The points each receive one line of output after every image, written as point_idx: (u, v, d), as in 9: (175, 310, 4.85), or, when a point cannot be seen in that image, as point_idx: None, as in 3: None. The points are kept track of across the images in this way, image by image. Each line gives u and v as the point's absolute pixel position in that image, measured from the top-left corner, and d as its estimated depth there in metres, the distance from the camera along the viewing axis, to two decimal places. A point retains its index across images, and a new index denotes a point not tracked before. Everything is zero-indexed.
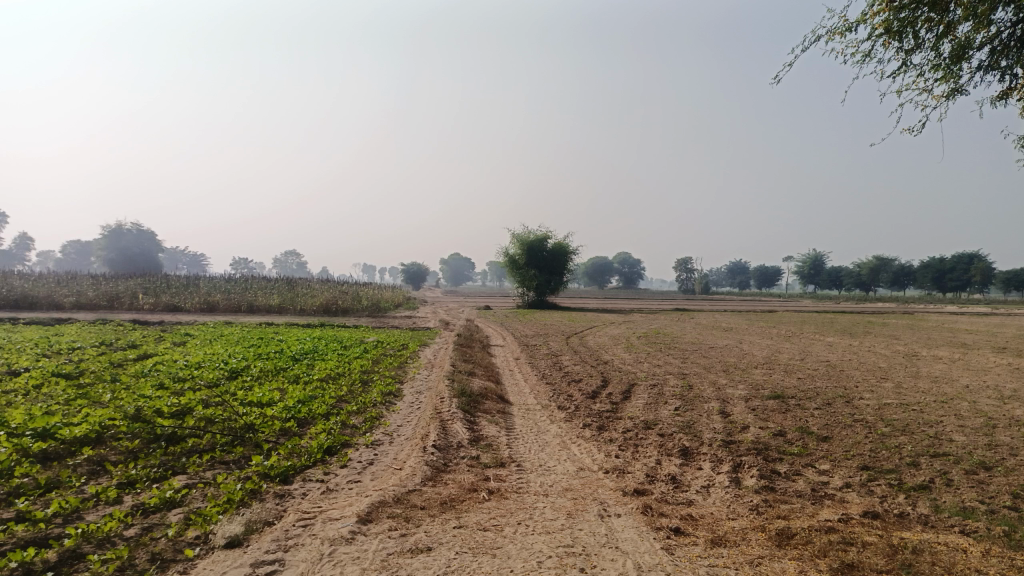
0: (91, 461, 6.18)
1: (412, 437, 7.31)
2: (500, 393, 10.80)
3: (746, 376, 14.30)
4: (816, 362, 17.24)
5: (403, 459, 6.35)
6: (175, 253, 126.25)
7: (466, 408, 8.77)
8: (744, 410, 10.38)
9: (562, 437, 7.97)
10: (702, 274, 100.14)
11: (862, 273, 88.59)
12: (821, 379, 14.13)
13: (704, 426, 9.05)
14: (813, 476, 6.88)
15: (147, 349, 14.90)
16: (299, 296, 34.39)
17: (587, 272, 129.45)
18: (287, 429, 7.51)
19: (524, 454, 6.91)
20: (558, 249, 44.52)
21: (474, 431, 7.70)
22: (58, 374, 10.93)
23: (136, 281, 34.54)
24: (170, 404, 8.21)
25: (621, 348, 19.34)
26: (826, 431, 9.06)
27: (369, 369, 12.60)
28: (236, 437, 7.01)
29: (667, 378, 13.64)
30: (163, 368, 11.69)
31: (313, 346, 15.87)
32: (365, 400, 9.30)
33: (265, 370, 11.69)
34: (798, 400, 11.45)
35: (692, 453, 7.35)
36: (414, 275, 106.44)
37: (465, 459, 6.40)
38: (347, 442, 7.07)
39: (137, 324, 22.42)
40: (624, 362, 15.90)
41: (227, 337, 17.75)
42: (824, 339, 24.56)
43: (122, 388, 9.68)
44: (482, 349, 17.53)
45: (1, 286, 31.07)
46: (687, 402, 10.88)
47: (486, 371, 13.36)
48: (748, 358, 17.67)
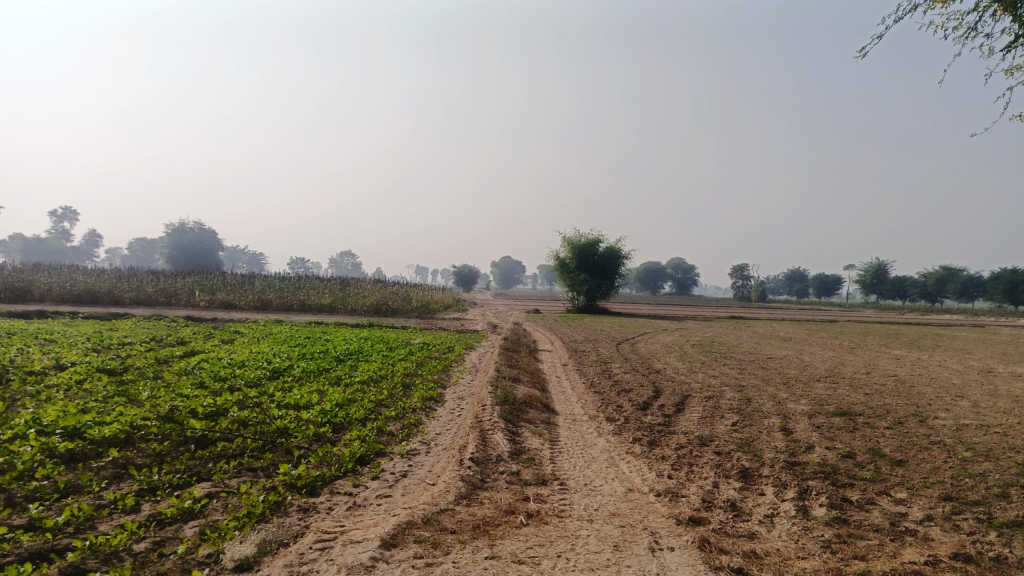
0: (116, 464, 5.94)
1: (450, 448, 6.89)
2: (545, 401, 10.33)
3: (808, 390, 13.47)
4: (883, 377, 16.23)
5: (437, 473, 5.93)
6: (234, 251, 129.31)
7: (508, 417, 8.33)
8: (808, 428, 9.67)
9: (610, 453, 7.44)
10: (758, 281, 97.66)
11: (928, 284, 85.13)
12: (889, 396, 13.21)
13: (764, 445, 8.40)
14: (890, 507, 6.20)
15: (195, 345, 14.90)
16: (350, 296, 34.50)
17: (639, 277, 127.70)
18: (321, 435, 7.18)
19: (567, 471, 6.43)
20: (610, 253, 43.72)
21: (515, 443, 7.24)
22: (102, 369, 10.90)
23: (193, 278, 35.20)
24: (205, 404, 7.99)
25: (674, 357, 18.68)
26: (900, 455, 8.30)
27: (412, 372, 12.27)
28: (267, 442, 6.70)
29: (723, 389, 12.93)
30: (206, 366, 11.57)
31: (357, 347, 15.66)
32: (405, 404, 8.95)
33: (307, 371, 11.46)
34: (866, 418, 10.64)
35: (752, 476, 6.75)
36: (466, 277, 106.59)
37: (503, 474, 5.95)
38: (382, 451, 6.70)
39: (189, 320, 22.69)
40: (677, 372, 15.24)
41: (275, 336, 17.73)
42: (890, 352, 23.35)
43: (161, 386, 9.54)
44: (530, 354, 17.04)
45: (66, 281, 32.04)
46: (745, 417, 10.20)
47: (532, 377, 12.91)
48: (809, 370, 16.75)
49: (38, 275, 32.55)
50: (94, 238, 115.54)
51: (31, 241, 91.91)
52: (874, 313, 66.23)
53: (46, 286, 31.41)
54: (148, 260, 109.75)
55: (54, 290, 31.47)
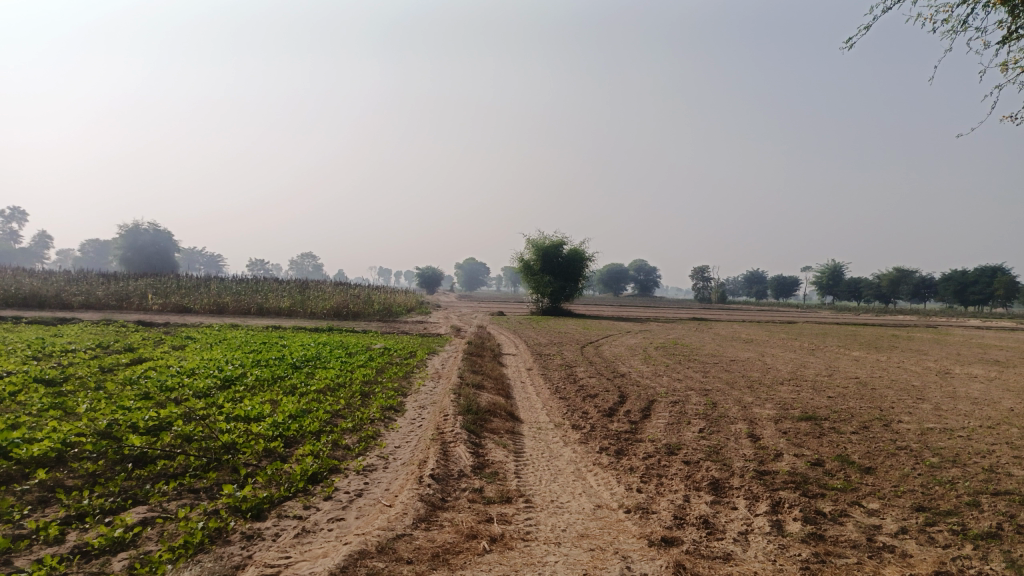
0: (44, 487, 5.45)
1: (409, 463, 6.54)
2: (509, 408, 10.01)
3: (773, 393, 13.38)
4: (845, 379, 16.27)
5: (394, 492, 5.58)
6: (191, 253, 126.45)
7: (471, 427, 8.00)
8: (776, 434, 9.52)
9: (577, 464, 7.17)
10: (719, 282, 98.81)
11: (883, 285, 87.01)
12: (853, 399, 13.18)
13: (733, 452, 8.21)
14: (863, 519, 6.03)
15: (143, 352, 14.24)
16: (310, 298, 33.82)
17: (602, 278, 128.21)
18: (272, 450, 6.77)
19: (533, 486, 6.12)
20: (574, 255, 43.65)
21: (477, 456, 6.91)
22: (41, 379, 10.28)
23: (146, 281, 34.09)
24: (148, 418, 7.49)
25: (638, 360, 18.51)
26: (869, 462, 8.19)
27: (371, 380, 11.85)
28: (212, 459, 6.27)
29: (688, 394, 12.77)
30: (154, 374, 11.02)
31: (315, 352, 15.17)
32: (362, 415, 8.57)
33: (261, 379, 10.97)
34: (832, 422, 10.55)
35: (723, 488, 6.53)
36: (429, 279, 105.81)
37: (466, 492, 5.63)
38: (337, 468, 6.32)
39: (140, 325, 21.89)
40: (642, 376, 15.08)
41: (229, 341, 17.09)
42: (850, 354, 23.55)
43: (103, 397, 8.98)
44: (493, 359, 16.72)
45: (10, 284, 30.74)
46: (712, 423, 10.03)
47: (495, 383, 12.60)
48: (773, 373, 16.73)
49: None
50: (43, 240, 111.96)
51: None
52: (832, 314, 67.39)
53: None
54: (101, 262, 106.73)
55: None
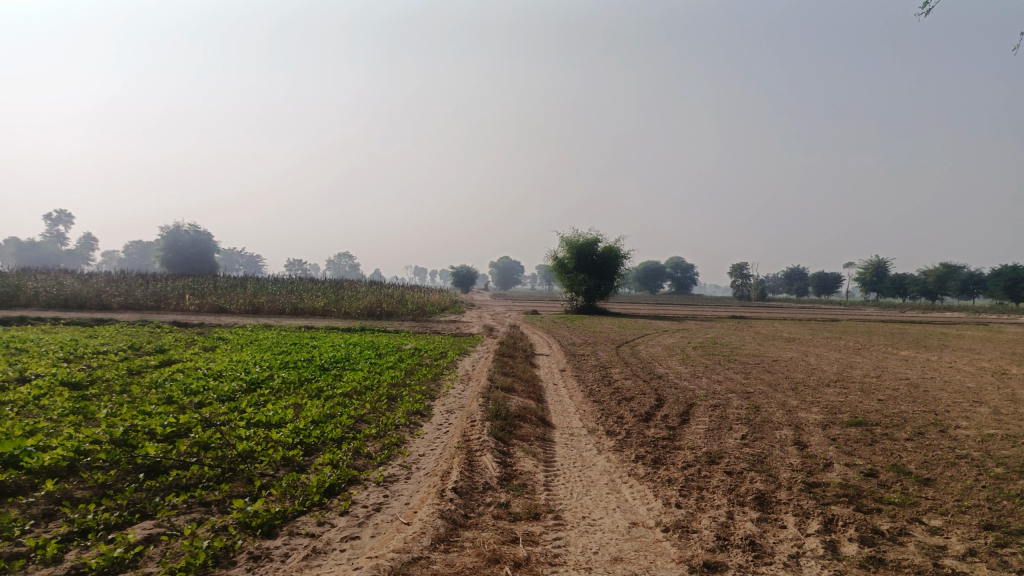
0: (51, 499, 5.19)
1: (432, 474, 6.19)
2: (540, 413, 9.61)
3: (818, 396, 12.74)
4: (895, 381, 15.49)
5: (413, 507, 5.23)
6: (230, 253, 128.39)
7: (499, 434, 7.63)
8: (824, 441, 8.96)
9: (610, 475, 6.74)
10: (758, 279, 96.88)
11: (928, 281, 84.43)
12: (905, 403, 12.47)
13: (778, 462, 7.70)
14: (926, 539, 5.50)
15: (173, 354, 14.16)
16: (344, 298, 33.83)
17: (637, 276, 126.75)
18: (290, 459, 6.48)
19: (563, 500, 5.72)
20: (609, 252, 42.93)
21: (504, 466, 6.54)
22: (67, 382, 10.18)
23: (184, 281, 34.49)
24: (166, 424, 7.26)
25: (676, 360, 17.95)
26: (927, 472, 7.60)
27: (399, 382, 11.54)
28: (227, 469, 6.00)
29: (728, 397, 12.21)
30: (181, 377, 10.87)
31: (344, 353, 14.93)
32: (387, 420, 8.26)
33: (287, 382, 10.74)
34: (884, 428, 9.93)
35: (769, 503, 6.05)
36: (464, 278, 105.73)
37: (490, 508, 5.26)
38: (356, 479, 5.99)
39: (175, 326, 21.99)
40: (680, 377, 14.54)
41: (260, 342, 16.98)
42: (898, 353, 22.62)
43: (126, 401, 8.81)
44: (525, 360, 16.33)
45: (53, 286, 31.35)
46: (755, 428, 9.50)
47: (527, 386, 12.22)
48: (817, 374, 16.02)
49: (24, 279, 31.89)
50: (88, 242, 114.68)
51: (25, 246, 91.27)
52: (874, 311, 65.56)
53: (32, 291, 30.76)
54: (144, 264, 108.97)
55: (40, 294, 30.80)
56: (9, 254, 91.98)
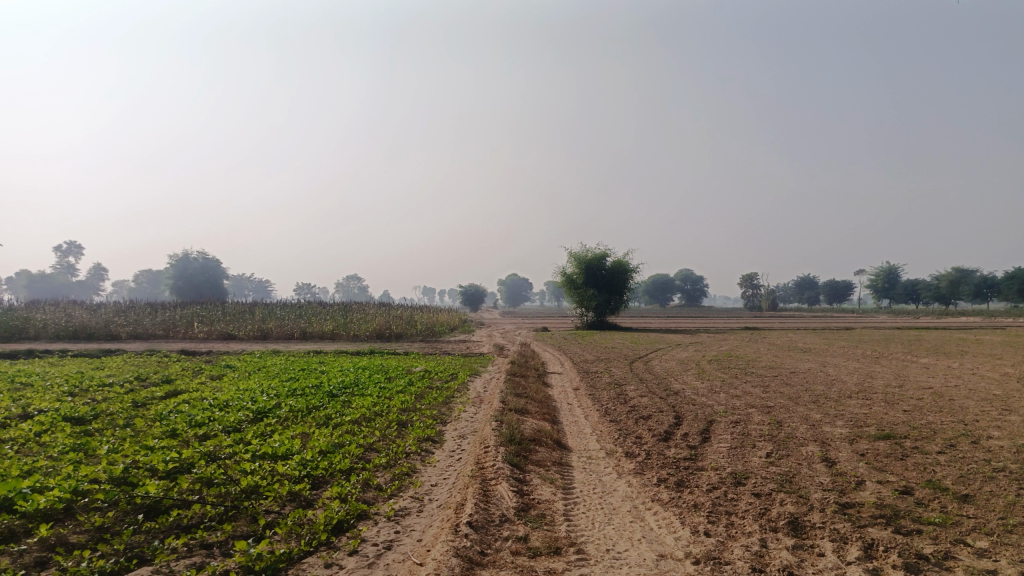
0: (44, 546, 4.91)
1: (445, 507, 5.89)
2: (556, 435, 9.28)
3: (842, 409, 12.35)
4: (918, 390, 15.07)
5: (426, 544, 4.92)
6: (239, 279, 128.94)
7: (514, 460, 7.34)
8: (853, 457, 8.60)
9: (633, 501, 6.41)
10: (768, 289, 96.08)
11: (941, 286, 83.53)
12: (931, 413, 12.06)
13: (808, 481, 7.36)
14: (974, 562, 5.14)
15: (180, 384, 13.93)
16: (353, 321, 33.65)
17: (646, 290, 126.16)
18: (297, 494, 6.19)
19: (585, 531, 5.40)
20: (618, 267, 42.63)
21: (521, 495, 6.23)
22: (70, 417, 9.94)
23: (193, 309, 34.40)
24: (168, 460, 6.98)
25: (691, 375, 17.61)
26: (965, 488, 7.23)
27: (409, 407, 11.24)
28: (230, 507, 5.70)
29: (749, 412, 11.86)
30: (186, 408, 10.62)
31: (353, 378, 14.66)
32: (397, 448, 7.97)
33: (295, 410, 10.47)
34: (913, 441, 9.55)
35: (803, 528, 5.71)
36: (472, 297, 105.53)
37: (508, 543, 4.95)
38: (366, 514, 5.68)
39: (183, 354, 21.81)
40: (697, 393, 14.18)
41: (268, 369, 16.73)
42: (918, 361, 22.14)
43: (129, 436, 8.56)
44: (537, 379, 16.03)
45: (62, 318, 31.29)
46: (779, 445, 9.15)
47: (540, 406, 11.91)
48: (838, 385, 15.61)
49: (33, 311, 31.87)
50: (98, 272, 115.32)
51: (36, 278, 91.83)
52: (888, 318, 64.88)
53: (41, 323, 30.72)
54: (154, 293, 109.34)
55: (49, 327, 30.77)
56: (21, 288, 92.55)
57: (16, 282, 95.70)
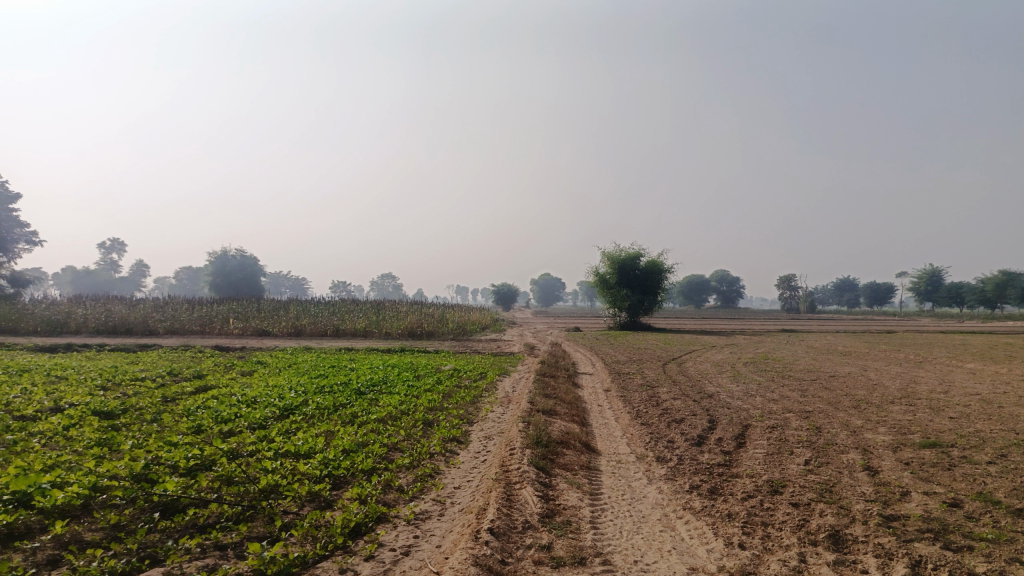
0: (58, 544, 4.82)
1: (467, 511, 5.69)
2: (584, 438, 9.03)
3: (884, 415, 11.87)
4: (965, 396, 14.46)
5: (445, 551, 4.72)
6: (277, 277, 130.77)
7: (540, 464, 7.13)
8: (896, 466, 8.19)
9: (663, 509, 6.15)
10: (807, 291, 94.31)
11: (987, 289, 81.05)
12: (980, 421, 11.51)
13: (849, 491, 7.01)
14: None
15: (210, 379, 13.98)
16: (385, 319, 33.75)
17: (681, 291, 124.80)
18: (317, 495, 6.05)
19: (612, 540, 5.16)
20: (652, 267, 42.13)
21: (546, 501, 6.01)
22: (99, 412, 9.97)
23: (229, 305, 34.80)
24: (190, 457, 6.90)
25: (727, 377, 17.17)
26: (1018, 501, 6.80)
27: (436, 405, 11.09)
28: (248, 506, 5.58)
29: (786, 417, 11.46)
30: (214, 403, 10.60)
31: (382, 375, 14.58)
32: (421, 449, 7.81)
33: (321, 407, 10.37)
34: (961, 450, 9.09)
35: (844, 542, 5.39)
36: (505, 295, 105.56)
37: (530, 551, 4.73)
38: (385, 517, 5.51)
39: (216, 350, 22.02)
40: (733, 396, 13.81)
41: (298, 366, 16.72)
42: (964, 366, 21.35)
43: (155, 431, 8.52)
44: (568, 379, 15.78)
45: (102, 313, 31.87)
46: (819, 452, 8.79)
47: (570, 407, 11.67)
48: (880, 390, 15.06)
49: (75, 306, 32.53)
50: (140, 269, 117.83)
51: (80, 274, 94.31)
52: (931, 322, 63.14)
53: (82, 318, 31.35)
54: (194, 289, 111.34)
55: (89, 321, 31.37)
56: (66, 283, 95.02)
57: (62, 277, 98.26)
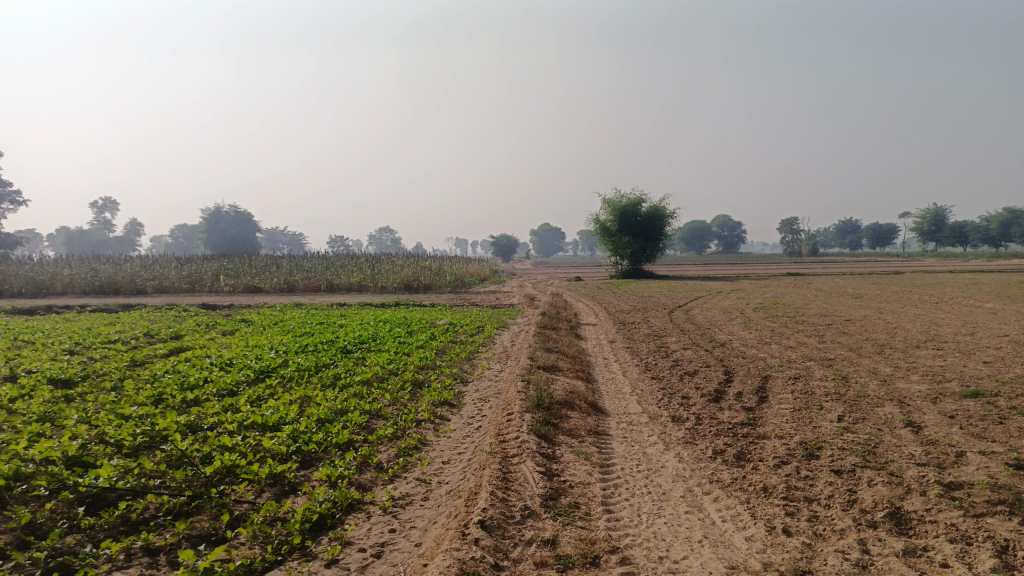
0: None
1: (456, 495, 4.78)
2: (591, 397, 8.14)
3: (913, 361, 10.98)
4: (993, 338, 13.58)
5: (426, 554, 3.81)
6: (273, 233, 129.27)
7: (542, 431, 6.22)
8: (942, 421, 7.28)
9: (686, 483, 5.25)
10: (809, 236, 92.98)
11: (993, 227, 79.82)
12: (1018, 365, 10.60)
13: (896, 454, 6.11)
14: None
15: (188, 340, 13.04)
16: (381, 272, 32.80)
17: (681, 237, 123.24)
18: (279, 477, 5.14)
19: (630, 529, 4.25)
20: (654, 212, 40.92)
21: (549, 478, 5.10)
22: (56, 380, 9.00)
23: (218, 261, 33.75)
24: (137, 433, 5.92)
25: (738, 324, 16.26)
26: None
27: (428, 364, 10.17)
28: (193, 497, 4.65)
29: (806, 366, 10.57)
30: (184, 368, 9.67)
31: (372, 332, 13.66)
32: (407, 416, 6.91)
33: (301, 369, 9.45)
34: (1008, 400, 8.19)
35: (908, 523, 4.47)
36: (504, 247, 104.13)
37: (530, 550, 3.84)
38: (356, 506, 4.58)
39: (203, 308, 21.12)
40: (746, 344, 12.94)
41: (283, 323, 15.79)
42: (984, 305, 20.43)
43: (110, 401, 7.56)
44: (570, 332, 14.84)
45: (89, 272, 30.85)
46: (851, 407, 7.89)
47: (572, 362, 10.80)
48: (902, 334, 14.17)
49: (60, 265, 31.49)
50: (134, 228, 116.03)
51: (74, 234, 93.16)
52: (936, 262, 61.92)
53: (67, 278, 30.39)
54: (189, 248, 110.03)
55: (76, 282, 30.46)
56: (60, 244, 93.79)
57: (55, 238, 96.83)
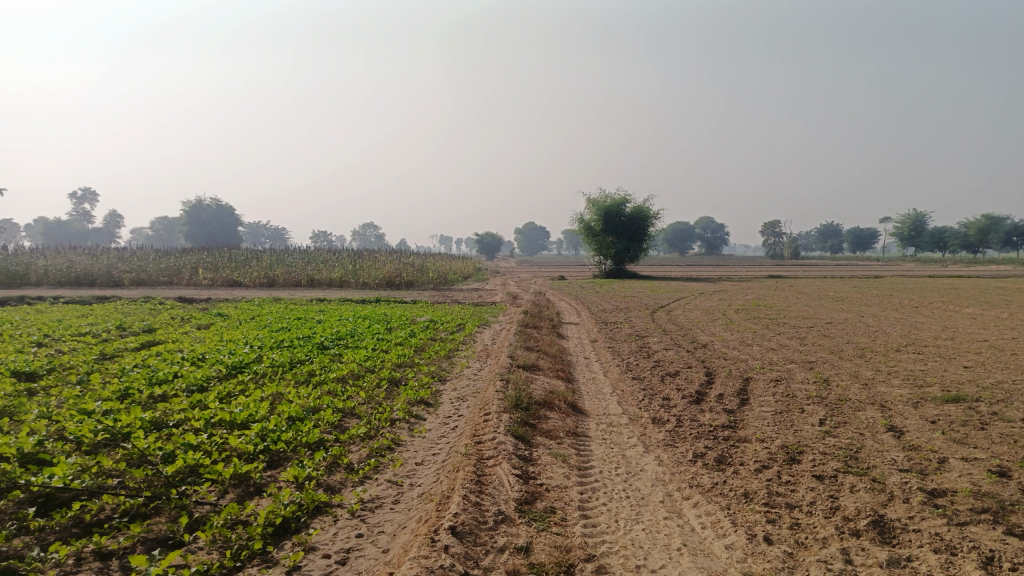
0: None
1: (428, 498, 4.61)
2: (571, 397, 7.99)
3: (894, 365, 10.94)
4: (973, 343, 13.59)
5: (393, 562, 3.64)
6: (255, 227, 128.12)
7: (519, 432, 6.06)
8: (924, 426, 7.21)
9: (665, 487, 5.12)
10: (791, 239, 93.55)
11: (971, 233, 80.69)
12: (997, 370, 10.60)
13: (878, 459, 6.01)
14: None
15: (160, 334, 12.73)
16: (363, 267, 32.52)
17: (665, 238, 123.62)
18: (244, 477, 4.95)
19: (607, 536, 4.10)
20: (638, 213, 40.86)
21: (525, 481, 4.95)
22: (19, 373, 8.70)
23: (198, 253, 33.29)
24: (98, 430, 5.68)
25: (720, 325, 16.20)
26: None
27: (406, 362, 9.97)
28: (152, 498, 4.43)
29: (788, 368, 10.50)
30: (154, 362, 9.40)
31: (350, 328, 13.43)
32: (381, 415, 6.72)
33: (275, 365, 9.22)
34: (989, 405, 8.15)
35: (891, 532, 4.36)
36: (488, 245, 103.89)
37: (503, 558, 3.68)
38: (323, 509, 4.40)
39: (179, 302, 20.75)
40: (728, 346, 12.85)
41: (260, 318, 15.51)
42: (963, 310, 20.52)
43: (73, 396, 7.29)
44: (551, 331, 14.70)
45: (65, 263, 30.29)
46: (833, 411, 7.80)
47: (553, 361, 10.65)
48: (882, 338, 14.15)
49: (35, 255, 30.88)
50: (113, 219, 114.47)
51: (51, 225, 91.70)
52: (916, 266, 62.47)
53: (42, 269, 29.82)
54: (170, 241, 108.72)
55: (51, 273, 29.92)
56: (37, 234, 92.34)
57: (32, 228, 95.29)
